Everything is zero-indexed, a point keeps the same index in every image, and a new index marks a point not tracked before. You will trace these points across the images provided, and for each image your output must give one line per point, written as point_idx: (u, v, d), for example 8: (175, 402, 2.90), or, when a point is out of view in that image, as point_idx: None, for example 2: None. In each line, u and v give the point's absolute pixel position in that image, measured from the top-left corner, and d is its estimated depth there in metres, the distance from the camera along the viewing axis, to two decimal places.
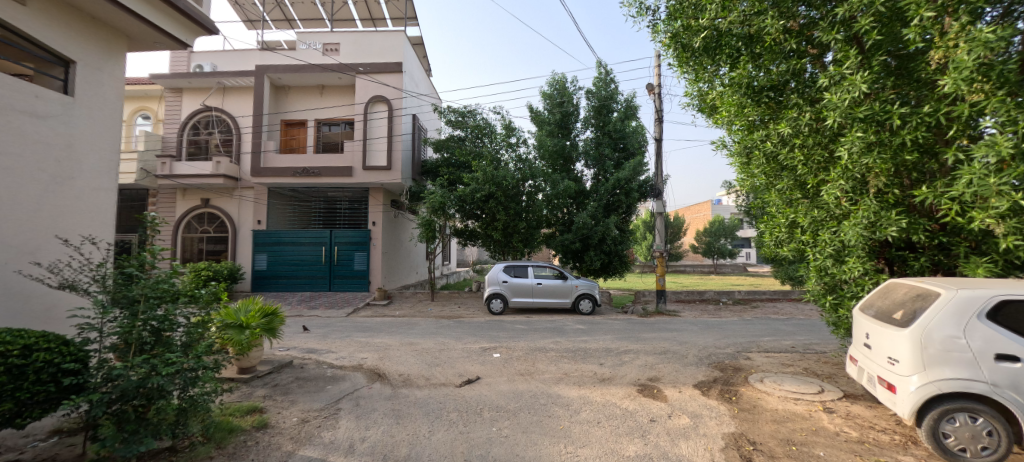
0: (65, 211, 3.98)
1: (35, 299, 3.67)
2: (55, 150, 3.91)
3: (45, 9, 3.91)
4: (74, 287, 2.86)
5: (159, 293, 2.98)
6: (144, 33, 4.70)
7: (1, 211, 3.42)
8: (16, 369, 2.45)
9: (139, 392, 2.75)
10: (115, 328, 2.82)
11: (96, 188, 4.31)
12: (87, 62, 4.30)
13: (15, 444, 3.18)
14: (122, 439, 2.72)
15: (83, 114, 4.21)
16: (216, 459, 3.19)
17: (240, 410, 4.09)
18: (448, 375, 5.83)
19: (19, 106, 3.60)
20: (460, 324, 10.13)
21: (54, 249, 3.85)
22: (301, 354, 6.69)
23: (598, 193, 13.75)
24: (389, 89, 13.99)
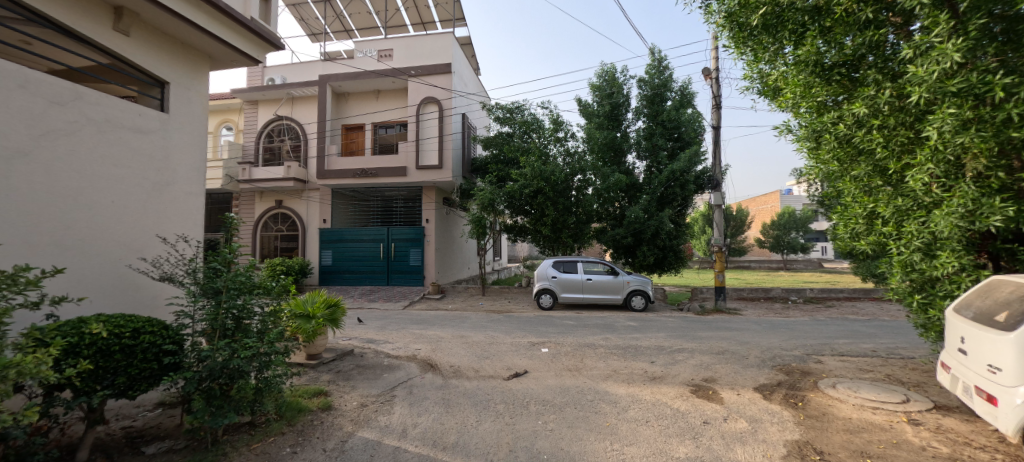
0: (164, 213, 4.57)
1: (143, 289, 4.27)
2: (155, 161, 4.50)
3: (142, 37, 4.49)
4: (171, 279, 3.31)
5: (238, 285, 3.34)
6: (223, 53, 5.25)
7: (114, 213, 4.03)
8: (128, 348, 2.87)
9: (224, 372, 3.14)
10: (203, 315, 3.22)
11: (188, 192, 4.90)
12: (178, 81, 4.89)
13: (129, 412, 3.75)
14: (211, 412, 3.11)
15: (177, 129, 4.80)
16: (287, 435, 3.55)
17: (309, 392, 4.49)
18: (497, 368, 5.97)
19: (126, 124, 4.19)
20: (509, 318, 10.27)
21: (155, 247, 4.46)
22: (361, 343, 7.17)
23: (651, 185, 13.26)
24: (439, 90, 14.45)
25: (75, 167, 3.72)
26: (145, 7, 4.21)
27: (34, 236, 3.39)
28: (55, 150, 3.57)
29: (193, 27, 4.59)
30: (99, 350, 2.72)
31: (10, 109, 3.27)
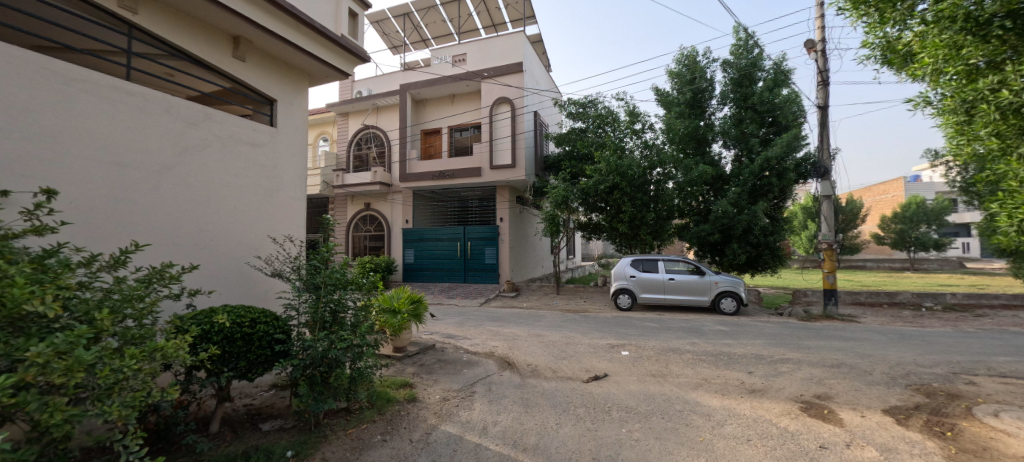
0: (275, 216, 5.14)
1: (259, 284, 4.83)
2: (267, 170, 5.07)
3: (255, 61, 5.08)
4: (280, 275, 3.69)
5: (334, 281, 3.61)
6: (320, 70, 5.74)
7: (235, 217, 4.61)
8: (247, 336, 3.23)
9: (323, 361, 3.41)
10: (306, 308, 3.54)
11: (294, 198, 5.44)
12: (284, 99, 5.46)
13: (250, 391, 4.28)
14: (313, 397, 3.41)
15: (284, 141, 5.36)
16: (377, 422, 3.76)
17: (396, 383, 4.74)
18: (575, 369, 5.79)
19: (243, 138, 4.78)
20: (586, 318, 9.99)
21: (268, 246, 5.02)
22: (442, 338, 7.46)
23: (740, 176, 12.00)
24: (511, 89, 14.56)
25: (207, 179, 4.34)
26: (255, 33, 4.75)
27: (176, 238, 4.00)
28: (191, 164, 4.20)
29: (293, 48, 5.07)
30: (225, 337, 3.12)
31: (157, 131, 3.92)
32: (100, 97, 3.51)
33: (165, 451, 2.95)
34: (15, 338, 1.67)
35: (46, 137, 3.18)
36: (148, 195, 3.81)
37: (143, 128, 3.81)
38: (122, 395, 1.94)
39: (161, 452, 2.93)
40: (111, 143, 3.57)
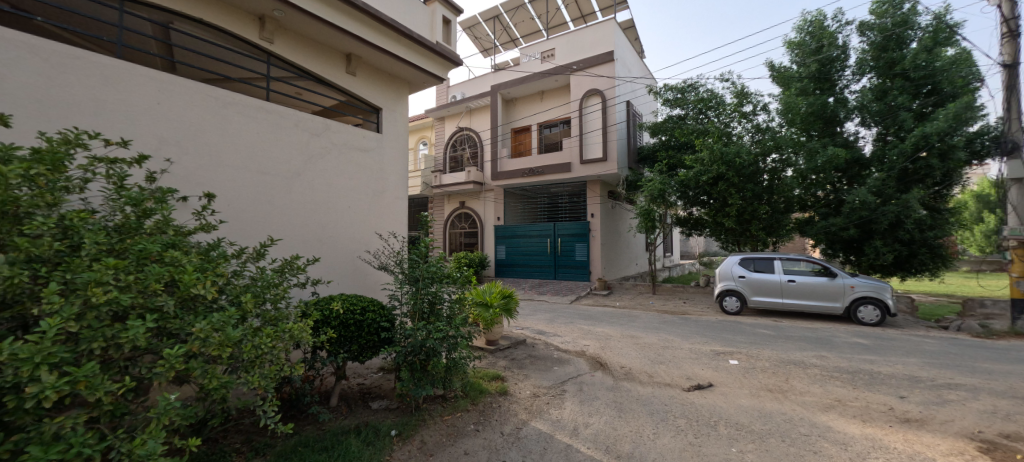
0: (382, 215, 5.64)
1: (369, 276, 5.35)
2: (375, 173, 5.58)
3: (364, 74, 5.62)
4: (386, 268, 4.02)
5: (431, 274, 3.82)
6: (418, 78, 6.11)
7: (349, 216, 5.16)
8: (359, 322, 3.59)
9: (422, 349, 3.64)
10: (407, 299, 3.81)
11: (397, 197, 5.90)
12: (388, 107, 5.92)
13: (362, 372, 4.76)
14: (414, 382, 3.65)
15: (389, 145, 5.83)
16: (470, 412, 3.89)
17: (488, 375, 4.87)
18: (675, 376, 5.34)
19: (356, 145, 5.33)
20: (686, 321, 9.21)
21: (376, 242, 5.53)
22: (533, 334, 7.50)
23: (886, 159, 9.87)
24: (602, 80, 14.03)
25: (326, 182, 4.93)
26: (363, 49, 5.24)
27: (303, 235, 4.62)
28: (314, 170, 4.81)
29: (394, 59, 5.48)
30: (341, 322, 3.51)
31: (288, 142, 4.57)
32: (248, 117, 4.21)
33: (295, 417, 3.42)
34: (186, 314, 2.04)
35: (211, 152, 3.91)
36: (283, 197, 4.46)
37: (278, 140, 4.47)
38: (261, 368, 2.26)
39: (292, 419, 3.41)
40: (255, 154, 4.26)
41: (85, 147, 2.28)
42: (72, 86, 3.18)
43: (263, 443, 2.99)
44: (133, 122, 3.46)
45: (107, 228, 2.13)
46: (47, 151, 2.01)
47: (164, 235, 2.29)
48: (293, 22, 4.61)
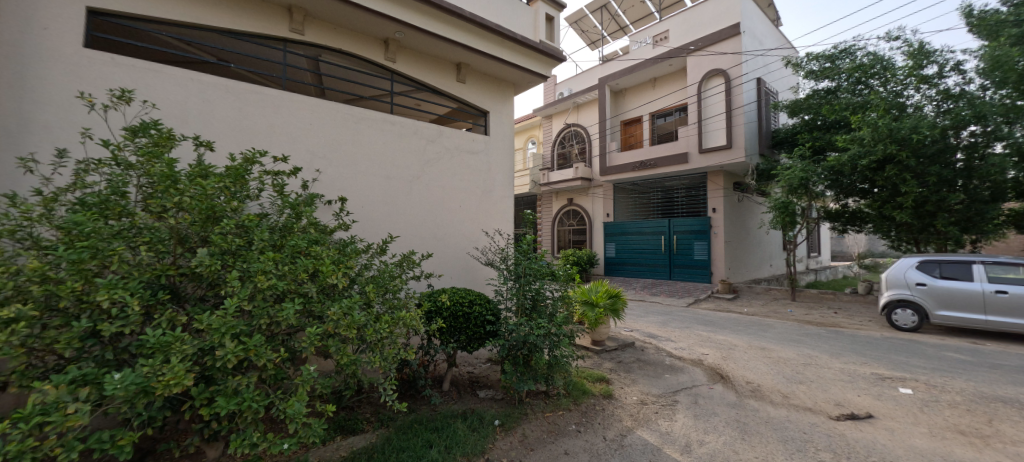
0: (489, 213, 5.92)
1: (477, 271, 5.68)
2: (483, 173, 5.88)
3: (472, 81, 5.96)
4: (491, 264, 4.22)
5: (534, 271, 3.88)
6: (522, 78, 6.24)
7: (460, 215, 5.55)
8: (466, 314, 3.85)
9: (524, 344, 3.73)
10: (510, 295, 3.93)
11: (504, 196, 6.12)
12: (494, 109, 6.18)
13: (472, 361, 5.08)
14: (517, 376, 3.76)
15: (495, 146, 6.09)
16: (572, 412, 3.85)
17: (592, 376, 4.75)
18: (818, 400, 4.48)
19: (466, 148, 5.70)
20: (838, 336, 7.65)
21: (484, 239, 5.84)
22: (642, 337, 7.08)
23: None
24: (725, 58, 12.51)
25: (440, 184, 5.38)
26: (470, 57, 5.56)
27: (420, 233, 5.13)
28: (430, 173, 5.29)
29: (499, 63, 5.69)
30: (451, 313, 3.80)
31: (409, 149, 5.11)
32: (377, 130, 4.84)
33: (412, 396, 3.82)
34: (325, 299, 2.44)
35: (350, 162, 4.60)
36: (405, 199, 5.01)
37: (400, 148, 5.03)
38: (381, 350, 2.59)
39: (410, 397, 3.81)
40: (382, 162, 4.87)
41: (259, 163, 2.89)
42: (254, 117, 4.06)
43: (386, 416, 3.41)
44: (294, 141, 4.26)
45: (272, 228, 2.66)
46: (234, 168, 2.61)
47: (311, 233, 2.77)
48: (411, 40, 5.12)
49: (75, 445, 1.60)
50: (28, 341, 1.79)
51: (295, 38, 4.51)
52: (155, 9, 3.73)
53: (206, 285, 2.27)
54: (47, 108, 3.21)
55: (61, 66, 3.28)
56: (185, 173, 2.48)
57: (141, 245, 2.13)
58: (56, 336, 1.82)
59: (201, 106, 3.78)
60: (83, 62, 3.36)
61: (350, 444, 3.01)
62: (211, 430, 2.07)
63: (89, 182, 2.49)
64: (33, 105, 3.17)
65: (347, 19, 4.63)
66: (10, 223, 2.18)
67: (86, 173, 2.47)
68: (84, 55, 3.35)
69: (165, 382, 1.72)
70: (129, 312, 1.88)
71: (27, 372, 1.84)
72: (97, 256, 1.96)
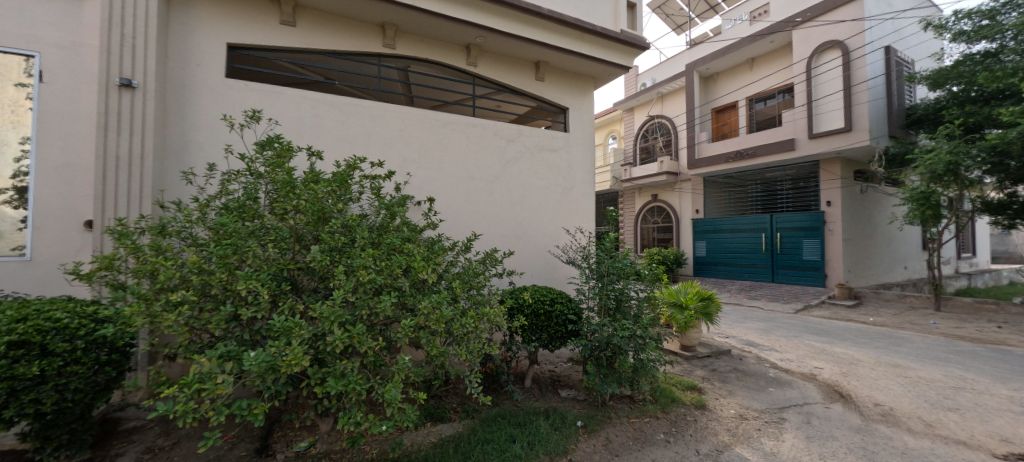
0: (569, 210, 5.82)
1: (558, 269, 5.63)
2: (563, 171, 5.81)
3: (551, 78, 5.93)
4: (573, 263, 4.13)
5: (618, 270, 3.72)
6: (603, 71, 6.03)
7: (539, 213, 5.55)
8: (548, 312, 3.84)
9: (608, 346, 3.60)
10: (593, 294, 3.83)
11: (585, 193, 5.98)
12: (574, 105, 6.07)
13: (553, 359, 5.04)
14: (600, 378, 3.63)
15: (576, 143, 5.98)
16: (661, 420, 3.61)
17: (682, 383, 4.41)
18: (979, 433, 3.63)
19: (545, 146, 5.68)
20: (1006, 356, 6.15)
21: (565, 237, 5.76)
22: (740, 345, 6.42)
23: None
24: (844, 26, 10.80)
25: (520, 182, 5.44)
26: (549, 54, 5.53)
27: (501, 231, 5.24)
28: (511, 172, 5.37)
29: (578, 57, 5.57)
30: (532, 311, 3.82)
31: (490, 150, 5.25)
32: (460, 132, 5.05)
33: (495, 390, 3.92)
34: (417, 294, 2.60)
35: (436, 164, 4.87)
36: (486, 198, 5.16)
37: (482, 149, 5.20)
38: (467, 344, 2.68)
39: (493, 391, 3.91)
40: (466, 163, 5.07)
41: (359, 168, 3.19)
42: (355, 127, 4.49)
43: (471, 407, 3.54)
44: (388, 147, 4.63)
45: (371, 227, 2.92)
46: (340, 174, 2.90)
47: (404, 232, 2.98)
48: (492, 44, 5.26)
49: (223, 409, 1.91)
50: (190, 320, 2.18)
51: (388, 53, 4.91)
52: (278, 39, 4.34)
53: (317, 278, 2.56)
54: (202, 130, 3.90)
55: (211, 95, 3.97)
56: (301, 179, 2.83)
57: (269, 243, 2.48)
58: (209, 317, 2.19)
59: (313, 120, 4.30)
60: (226, 91, 4.02)
61: (439, 431, 3.18)
62: (323, 406, 2.32)
63: (231, 189, 2.97)
64: (192, 128, 3.87)
65: (432, 29, 4.91)
66: (178, 224, 2.68)
67: (228, 182, 2.95)
68: (227, 84, 4.02)
69: (288, 362, 1.97)
70: (260, 299, 2.19)
71: (189, 346, 2.25)
72: (237, 252, 2.32)
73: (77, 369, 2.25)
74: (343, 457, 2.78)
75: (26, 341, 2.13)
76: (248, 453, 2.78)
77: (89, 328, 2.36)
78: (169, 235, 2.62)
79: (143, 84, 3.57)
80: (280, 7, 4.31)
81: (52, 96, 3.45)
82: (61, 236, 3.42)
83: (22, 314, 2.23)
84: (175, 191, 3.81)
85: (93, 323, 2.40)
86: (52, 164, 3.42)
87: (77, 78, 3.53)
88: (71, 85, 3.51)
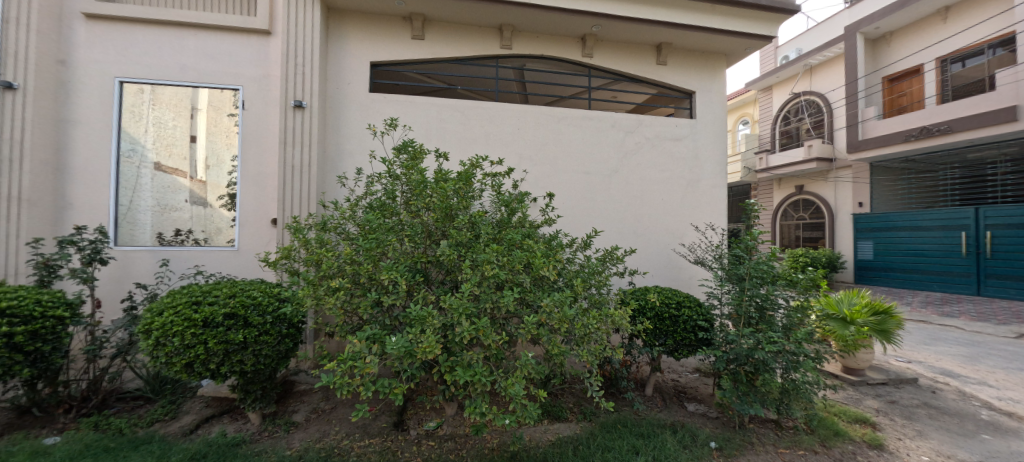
0: (695, 205, 5.24)
1: (682, 270, 5.11)
2: (688, 161, 5.26)
3: (675, 60, 5.42)
4: (703, 263, 3.68)
5: (761, 274, 3.18)
6: (738, 46, 5.27)
7: (660, 208, 5.11)
8: (674, 317, 3.50)
9: (748, 360, 3.11)
10: (729, 300, 3.35)
11: (715, 185, 5.31)
12: (702, 88, 5.44)
13: (678, 368, 4.59)
14: (738, 396, 3.16)
15: (703, 130, 5.36)
16: (819, 456, 2.98)
17: (847, 414, 3.59)
18: None
19: (667, 135, 5.21)
20: None
21: (690, 234, 5.20)
22: (932, 374, 5.00)
23: None
24: None
25: (639, 176, 5.08)
26: (673, 35, 5.05)
27: (618, 227, 4.96)
28: (629, 165, 5.06)
29: (707, 33, 4.97)
30: (655, 314, 3.53)
31: (606, 143, 5.02)
32: (573, 126, 4.94)
33: (615, 396, 3.71)
34: (537, 290, 2.58)
35: (550, 160, 4.84)
36: (602, 194, 4.95)
37: (597, 142, 5.00)
38: (588, 344, 2.56)
39: (612, 396, 3.71)
40: (581, 158, 4.93)
41: (481, 167, 3.30)
42: (475, 128, 4.71)
43: (590, 410, 3.42)
44: (504, 146, 4.75)
45: (492, 223, 2.99)
46: (464, 173, 3.04)
47: (523, 228, 2.99)
48: (608, 31, 5.02)
49: (370, 386, 2.12)
50: (344, 303, 2.49)
51: (505, 53, 5.05)
52: (410, 53, 4.78)
53: (445, 271, 2.70)
54: (351, 139, 4.51)
55: (358, 108, 4.56)
56: (431, 179, 3.05)
57: (405, 238, 2.71)
58: (359, 302, 2.47)
59: (438, 125, 4.63)
60: (369, 103, 4.57)
61: (557, 430, 3.13)
62: (451, 393, 2.43)
63: (374, 190, 3.32)
64: (344, 139, 4.50)
65: (547, 25, 4.88)
66: (336, 220, 3.11)
67: (371, 183, 3.30)
68: (370, 98, 4.58)
69: (422, 349, 2.11)
70: (398, 288, 2.40)
71: (344, 326, 2.56)
72: (380, 245, 2.58)
73: (267, 339, 2.77)
74: (467, 442, 2.92)
75: (236, 313, 2.69)
76: (388, 425, 3.11)
77: (275, 305, 2.88)
78: (329, 230, 3.05)
79: (309, 104, 4.26)
80: (412, 24, 4.73)
81: (251, 120, 4.35)
82: (256, 231, 4.29)
83: (232, 292, 2.83)
84: (332, 193, 4.47)
85: (277, 302, 2.92)
86: (251, 174, 4.32)
87: (266, 103, 4.39)
88: (262, 110, 4.38)
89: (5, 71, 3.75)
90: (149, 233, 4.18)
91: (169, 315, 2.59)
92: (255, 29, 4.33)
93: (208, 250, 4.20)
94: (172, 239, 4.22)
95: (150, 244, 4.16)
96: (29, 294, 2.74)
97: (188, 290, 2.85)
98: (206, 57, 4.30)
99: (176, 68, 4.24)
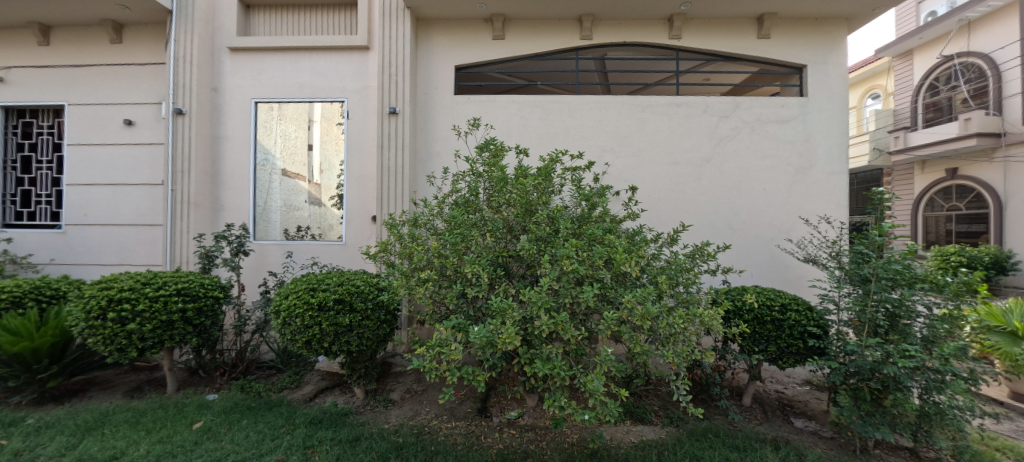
0: (806, 195, 4.61)
1: (788, 268, 4.55)
2: (798, 146, 4.64)
3: (781, 32, 4.80)
4: (815, 260, 3.22)
5: (893, 275, 2.68)
6: (864, 7, 4.49)
7: (761, 199, 4.60)
8: (778, 321, 3.15)
9: (875, 375, 2.66)
10: (848, 304, 2.89)
11: (832, 172, 4.60)
12: (816, 60, 4.75)
13: (782, 379, 4.10)
14: (860, 415, 2.73)
15: (817, 110, 4.67)
16: None
17: (1016, 450, 2.88)
18: None
19: (770, 117, 4.65)
20: None
21: (800, 228, 4.59)
22: None
23: None
24: None
25: (736, 164, 4.63)
26: (777, 4, 4.48)
27: (711, 221, 4.59)
28: (723, 153, 4.63)
29: None
30: (755, 317, 3.21)
31: (697, 130, 4.65)
32: (659, 114, 4.66)
33: (705, 402, 3.46)
34: (618, 287, 2.51)
35: (635, 151, 4.64)
36: (693, 185, 4.61)
37: (686, 130, 4.65)
38: (674, 345, 2.42)
39: (702, 402, 3.47)
40: (667, 147, 4.64)
41: (561, 161, 3.28)
42: (554, 123, 4.70)
43: (676, 415, 3.24)
44: (585, 138, 4.67)
45: (573, 217, 2.98)
46: (544, 168, 3.07)
47: (604, 223, 2.91)
48: (699, 9, 4.63)
49: (455, 371, 2.25)
50: (433, 294, 2.67)
51: (585, 44, 4.94)
52: (491, 53, 4.93)
53: (525, 265, 2.74)
54: (438, 141, 4.82)
55: (445, 110, 4.84)
56: (512, 175, 3.12)
57: (487, 233, 2.80)
58: (446, 292, 2.63)
59: (519, 122, 4.71)
60: (455, 105, 4.83)
61: (640, 432, 3.02)
62: (531, 384, 2.49)
63: (458, 187, 3.45)
64: (433, 140, 4.82)
65: (629, 10, 4.67)
66: (426, 217, 3.33)
67: (456, 181, 3.46)
68: (456, 100, 4.83)
69: (503, 339, 2.17)
70: (480, 281, 2.50)
71: (433, 315, 2.76)
72: (465, 240, 2.72)
73: (368, 323, 3.10)
74: (547, 434, 2.97)
75: (343, 299, 3.06)
76: (473, 410, 3.30)
77: (375, 294, 3.20)
78: (420, 226, 3.27)
79: (401, 110, 4.61)
80: (492, 25, 4.87)
81: (355, 128, 4.88)
82: (359, 228, 4.81)
83: (340, 281, 3.21)
84: (422, 192, 4.82)
85: (376, 291, 3.24)
86: (354, 177, 4.85)
87: (366, 112, 4.88)
88: (363, 119, 4.88)
89: (178, 100, 4.70)
90: (278, 229, 4.93)
91: (293, 299, 3.05)
92: (357, 46, 4.84)
93: (323, 244, 4.82)
94: (295, 235, 4.92)
95: (279, 238, 4.91)
96: (195, 279, 3.40)
97: (306, 278, 3.29)
98: (319, 75, 4.91)
99: (295, 87, 4.91)
